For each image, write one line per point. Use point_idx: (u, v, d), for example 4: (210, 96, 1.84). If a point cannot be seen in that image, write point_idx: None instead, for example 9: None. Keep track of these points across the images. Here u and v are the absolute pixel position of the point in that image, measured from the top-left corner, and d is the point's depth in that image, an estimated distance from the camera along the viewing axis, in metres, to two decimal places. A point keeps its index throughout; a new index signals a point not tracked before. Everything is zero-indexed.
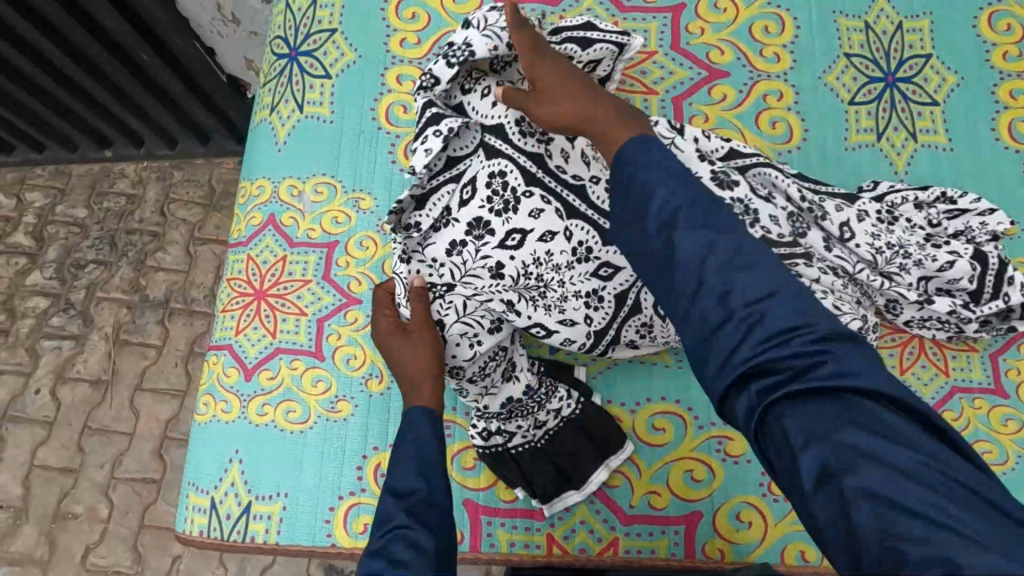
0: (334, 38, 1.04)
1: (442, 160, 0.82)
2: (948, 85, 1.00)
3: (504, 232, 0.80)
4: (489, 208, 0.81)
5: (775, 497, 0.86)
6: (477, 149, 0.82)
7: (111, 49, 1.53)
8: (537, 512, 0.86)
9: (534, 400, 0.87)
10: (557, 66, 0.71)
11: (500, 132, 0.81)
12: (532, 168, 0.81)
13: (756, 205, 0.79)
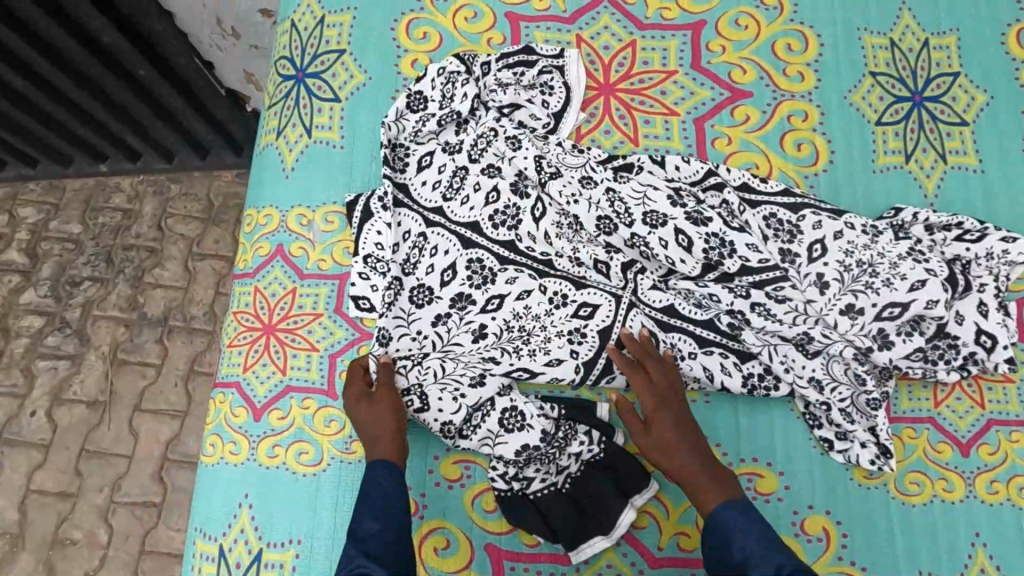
0: (343, 59, 1.00)
1: (415, 248, 0.92)
2: (978, 104, 0.97)
3: (485, 300, 0.89)
4: (469, 284, 0.89)
5: (810, 538, 0.83)
6: (452, 238, 0.92)
7: (108, 64, 1.48)
8: (563, 556, 0.82)
9: (552, 445, 0.83)
10: (672, 421, 0.75)
11: (476, 231, 0.92)
12: (505, 256, 0.90)
13: (727, 266, 0.87)
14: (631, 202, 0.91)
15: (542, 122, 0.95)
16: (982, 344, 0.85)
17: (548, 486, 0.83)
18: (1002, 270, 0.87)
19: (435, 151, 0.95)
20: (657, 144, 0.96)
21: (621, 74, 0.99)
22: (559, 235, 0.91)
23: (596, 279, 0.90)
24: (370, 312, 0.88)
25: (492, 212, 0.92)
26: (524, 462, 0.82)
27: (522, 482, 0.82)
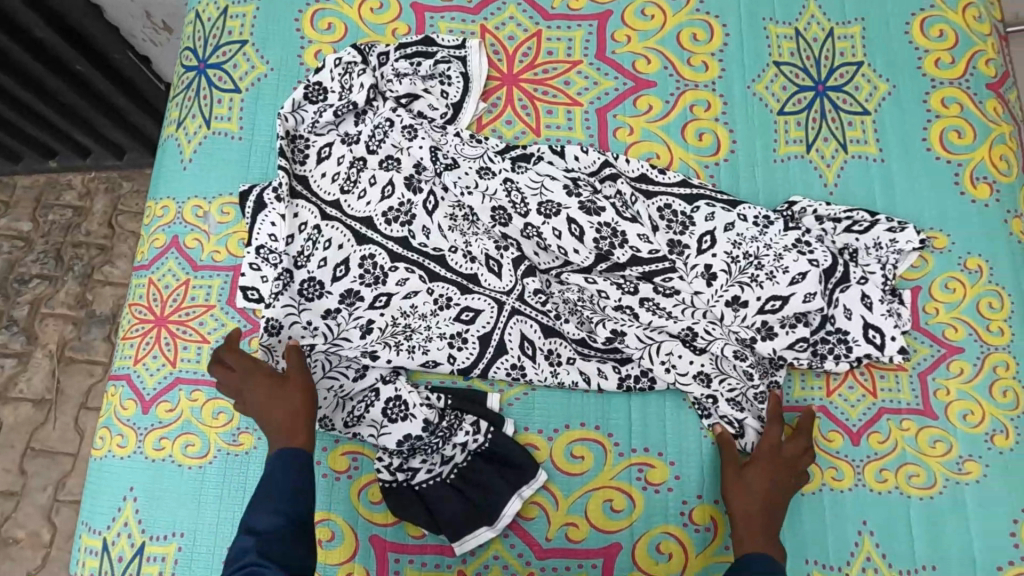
0: (245, 50, 0.99)
1: (310, 240, 0.91)
2: (881, 92, 0.97)
3: (373, 297, 0.89)
4: (360, 282, 0.90)
5: (698, 527, 0.83)
6: (346, 233, 0.92)
7: (44, 59, 1.43)
8: (449, 548, 0.82)
9: (436, 436, 0.84)
10: (762, 481, 0.78)
11: (369, 226, 0.92)
12: (397, 252, 0.91)
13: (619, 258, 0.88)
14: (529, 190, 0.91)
15: (440, 113, 0.95)
16: (869, 333, 0.85)
17: (433, 476, 0.83)
18: (890, 260, 0.88)
19: (334, 142, 0.95)
20: (558, 134, 0.96)
21: (525, 64, 0.99)
22: (453, 229, 0.92)
23: (488, 278, 0.90)
24: (257, 304, 0.88)
25: (387, 207, 0.92)
26: (409, 452, 0.83)
27: (405, 471, 0.82)
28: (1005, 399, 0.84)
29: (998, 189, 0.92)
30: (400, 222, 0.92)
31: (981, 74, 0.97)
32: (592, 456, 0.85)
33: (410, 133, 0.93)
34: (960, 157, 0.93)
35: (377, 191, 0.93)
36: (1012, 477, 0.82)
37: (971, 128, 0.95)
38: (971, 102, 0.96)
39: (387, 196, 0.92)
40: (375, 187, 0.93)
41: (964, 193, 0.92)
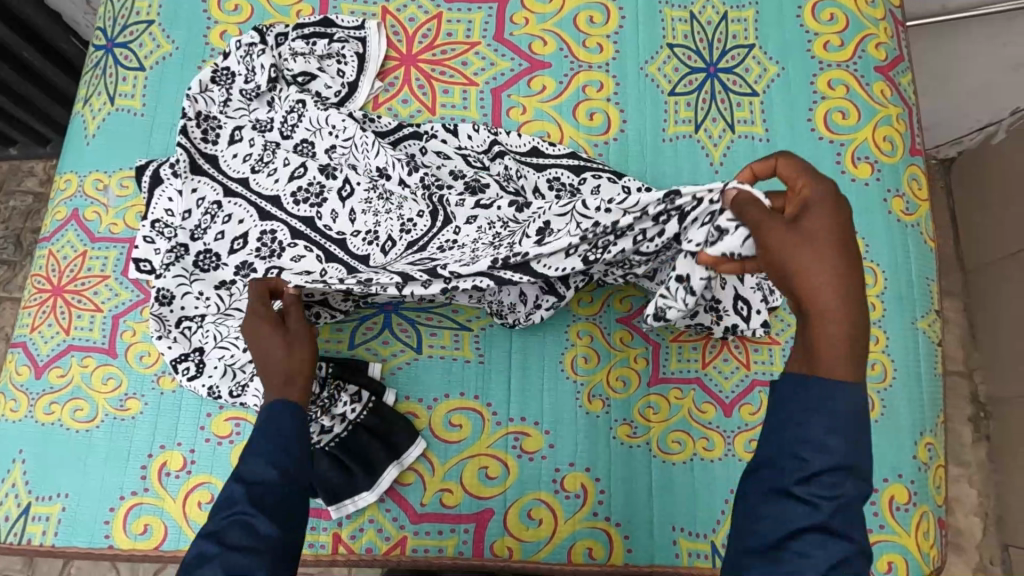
0: (152, 29, 1.02)
1: (208, 214, 0.91)
2: (770, 74, 0.99)
3: (264, 269, 0.88)
4: (257, 255, 0.89)
5: (568, 494, 0.84)
6: (250, 209, 0.91)
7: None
8: (325, 512, 0.84)
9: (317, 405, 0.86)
10: (819, 221, 0.54)
11: (276, 204, 0.91)
12: (299, 230, 0.90)
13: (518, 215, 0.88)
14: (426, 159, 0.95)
15: (334, 91, 0.97)
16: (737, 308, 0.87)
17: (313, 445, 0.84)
18: None
19: (244, 126, 0.95)
20: (453, 113, 0.98)
21: (424, 45, 1.01)
22: (365, 210, 0.91)
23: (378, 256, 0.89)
24: (148, 275, 0.89)
25: (296, 186, 0.92)
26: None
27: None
28: (873, 372, 0.86)
29: (879, 168, 0.94)
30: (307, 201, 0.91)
31: (870, 56, 0.99)
32: (469, 424, 0.87)
33: (322, 116, 0.94)
34: (843, 137, 0.95)
35: (286, 168, 0.92)
36: (875, 449, 0.84)
37: (856, 109, 0.96)
38: (857, 84, 0.98)
39: (294, 173, 0.92)
40: (285, 165, 0.92)
41: (845, 171, 0.94)
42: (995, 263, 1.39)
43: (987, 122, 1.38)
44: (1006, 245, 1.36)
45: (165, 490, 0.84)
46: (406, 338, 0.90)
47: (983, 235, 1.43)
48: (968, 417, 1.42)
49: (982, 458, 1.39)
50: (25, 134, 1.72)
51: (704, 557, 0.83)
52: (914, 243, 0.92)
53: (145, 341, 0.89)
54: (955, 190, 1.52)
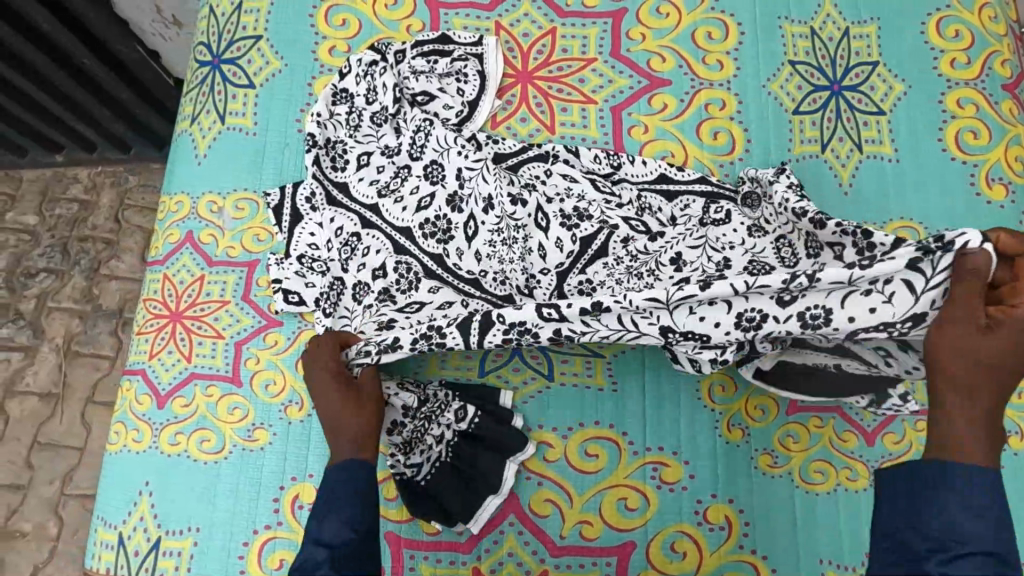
0: (259, 45, 0.99)
1: (346, 245, 0.89)
2: (896, 92, 0.97)
3: (405, 302, 0.86)
4: (394, 285, 0.87)
5: (712, 526, 0.83)
6: (385, 242, 0.89)
7: (46, 49, 1.34)
8: (463, 545, 0.83)
9: (419, 420, 0.82)
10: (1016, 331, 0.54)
11: (408, 235, 0.89)
12: (430, 265, 0.88)
13: (647, 245, 0.85)
14: (558, 178, 0.92)
15: (455, 111, 0.94)
16: None
17: (433, 462, 0.83)
18: None
19: (372, 152, 0.93)
20: (573, 132, 0.96)
21: (539, 62, 0.99)
22: (490, 252, 0.87)
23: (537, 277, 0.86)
24: (299, 307, 0.87)
25: (424, 217, 0.89)
26: (408, 445, 0.81)
27: (405, 467, 0.81)
28: (1019, 400, 0.84)
29: (1013, 190, 0.92)
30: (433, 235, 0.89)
31: (997, 74, 0.97)
32: (606, 454, 0.85)
33: (449, 136, 0.92)
34: (975, 158, 0.93)
35: (410, 199, 0.91)
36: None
37: (987, 128, 0.94)
38: (986, 102, 0.95)
39: (423, 203, 0.90)
40: (410, 195, 0.91)
41: (979, 193, 0.92)
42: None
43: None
44: None
45: (299, 524, 0.82)
46: (537, 365, 0.88)
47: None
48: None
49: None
50: (71, 139, 1.64)
51: None
52: None
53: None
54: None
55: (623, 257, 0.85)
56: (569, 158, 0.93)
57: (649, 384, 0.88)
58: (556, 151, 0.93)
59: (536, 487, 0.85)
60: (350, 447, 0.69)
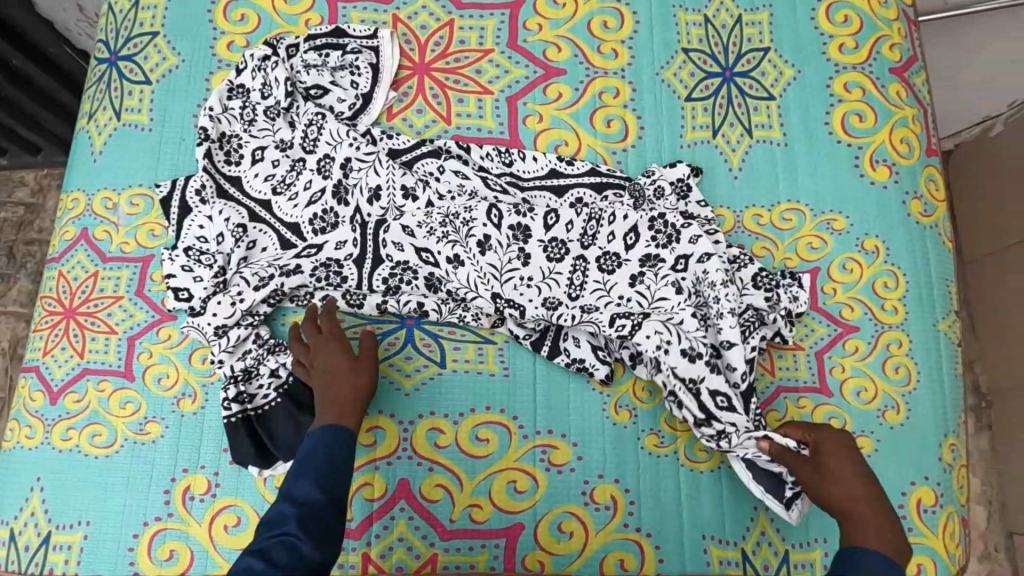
0: (156, 41, 0.99)
1: (233, 237, 0.91)
2: (786, 78, 0.98)
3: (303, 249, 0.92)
4: (276, 240, 0.92)
5: (597, 506, 0.84)
6: (274, 237, 0.92)
7: None
8: (354, 531, 0.84)
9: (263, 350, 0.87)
10: (836, 465, 0.69)
11: (295, 231, 0.92)
12: (317, 263, 0.91)
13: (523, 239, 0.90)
14: (457, 204, 0.91)
15: (348, 104, 0.95)
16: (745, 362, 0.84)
17: (275, 391, 0.85)
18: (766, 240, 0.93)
19: (267, 146, 0.94)
20: (468, 123, 0.97)
21: (436, 53, 1.00)
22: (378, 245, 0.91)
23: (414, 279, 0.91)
24: (187, 304, 0.88)
25: (313, 213, 0.92)
26: (243, 378, 0.85)
27: (242, 397, 0.84)
28: (896, 376, 0.87)
29: (897, 171, 0.95)
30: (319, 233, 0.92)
31: (884, 58, 0.99)
32: (496, 438, 0.87)
33: (342, 130, 0.93)
34: (861, 141, 0.95)
35: (298, 200, 0.93)
36: (899, 453, 0.84)
37: (873, 112, 0.96)
38: (873, 86, 0.97)
39: (314, 200, 0.92)
40: (300, 194, 0.93)
41: (863, 175, 0.94)
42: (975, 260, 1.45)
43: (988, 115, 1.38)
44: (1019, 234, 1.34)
45: (190, 515, 0.83)
46: (429, 353, 0.89)
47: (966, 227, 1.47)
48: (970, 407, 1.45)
49: (985, 447, 1.43)
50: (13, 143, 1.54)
51: (734, 564, 0.83)
52: (933, 245, 0.94)
53: (204, 344, 0.88)
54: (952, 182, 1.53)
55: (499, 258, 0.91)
56: (457, 151, 0.94)
57: (539, 370, 0.89)
58: (450, 147, 0.94)
59: (427, 472, 0.86)
60: (331, 413, 0.75)
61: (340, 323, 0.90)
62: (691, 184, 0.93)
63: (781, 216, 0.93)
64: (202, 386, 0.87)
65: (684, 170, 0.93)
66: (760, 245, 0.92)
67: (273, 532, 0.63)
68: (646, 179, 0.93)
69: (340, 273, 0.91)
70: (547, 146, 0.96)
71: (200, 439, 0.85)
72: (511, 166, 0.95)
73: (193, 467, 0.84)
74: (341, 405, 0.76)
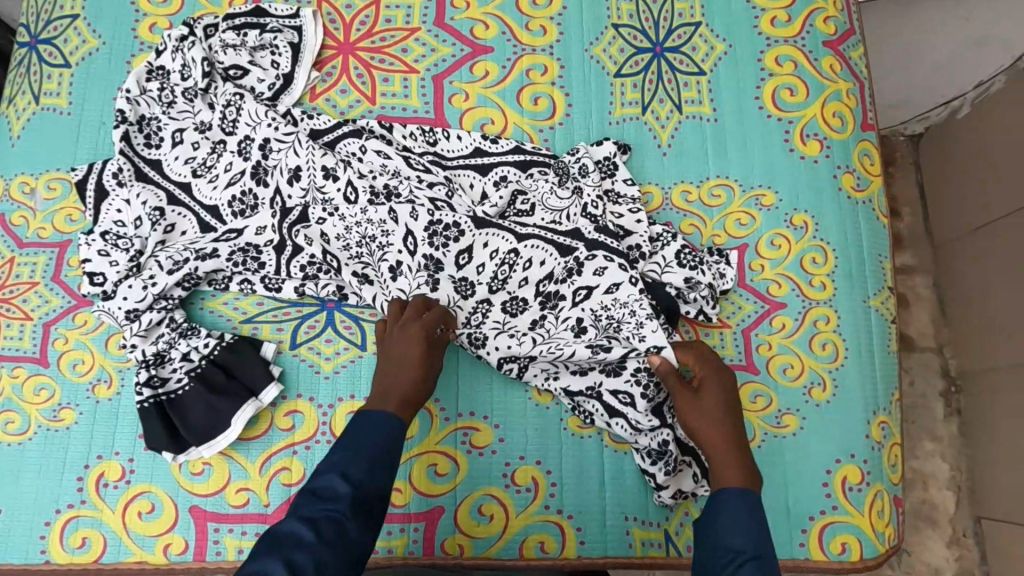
0: (76, 24, 0.97)
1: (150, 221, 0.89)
2: (717, 52, 0.97)
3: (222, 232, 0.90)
4: (196, 224, 0.91)
5: (519, 488, 0.83)
6: (193, 220, 0.91)
7: None
8: (271, 516, 0.82)
9: (176, 334, 0.86)
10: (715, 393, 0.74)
11: (215, 214, 0.91)
12: (236, 247, 0.89)
13: (446, 219, 0.88)
14: (375, 205, 0.89)
15: (268, 84, 0.93)
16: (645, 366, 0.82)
17: (185, 375, 0.83)
18: (693, 217, 0.91)
19: (186, 128, 0.93)
20: (393, 102, 0.95)
21: (362, 32, 0.98)
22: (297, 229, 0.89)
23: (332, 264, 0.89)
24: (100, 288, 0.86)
25: (232, 195, 0.91)
26: (156, 362, 0.84)
27: (153, 381, 0.83)
28: (824, 352, 0.85)
29: (829, 145, 0.93)
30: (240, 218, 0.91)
31: (818, 31, 0.97)
32: (417, 421, 0.85)
33: (260, 110, 0.91)
34: (791, 115, 0.93)
35: (217, 183, 0.91)
36: (824, 431, 0.83)
37: (804, 85, 0.94)
38: (805, 59, 0.95)
39: (233, 182, 0.91)
40: (219, 177, 0.91)
41: (793, 150, 0.92)
42: (962, 239, 1.36)
43: (951, 96, 1.33)
44: (982, 216, 1.29)
45: (103, 502, 0.82)
46: (350, 335, 0.88)
47: (953, 206, 1.38)
48: (939, 391, 1.38)
49: (954, 433, 1.35)
50: None
51: (656, 545, 0.82)
52: (865, 220, 0.91)
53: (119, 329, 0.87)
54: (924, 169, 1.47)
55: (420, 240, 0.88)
56: (379, 131, 0.93)
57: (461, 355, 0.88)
58: (372, 128, 0.93)
59: None
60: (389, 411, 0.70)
61: (259, 306, 0.89)
62: (616, 160, 0.91)
63: (709, 192, 0.91)
64: (118, 372, 0.86)
65: (610, 147, 0.91)
66: (688, 222, 0.91)
67: (322, 505, 0.60)
68: (570, 155, 0.91)
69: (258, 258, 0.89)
70: (473, 125, 0.95)
71: (115, 424, 0.84)
72: (434, 145, 0.93)
73: (108, 454, 0.83)
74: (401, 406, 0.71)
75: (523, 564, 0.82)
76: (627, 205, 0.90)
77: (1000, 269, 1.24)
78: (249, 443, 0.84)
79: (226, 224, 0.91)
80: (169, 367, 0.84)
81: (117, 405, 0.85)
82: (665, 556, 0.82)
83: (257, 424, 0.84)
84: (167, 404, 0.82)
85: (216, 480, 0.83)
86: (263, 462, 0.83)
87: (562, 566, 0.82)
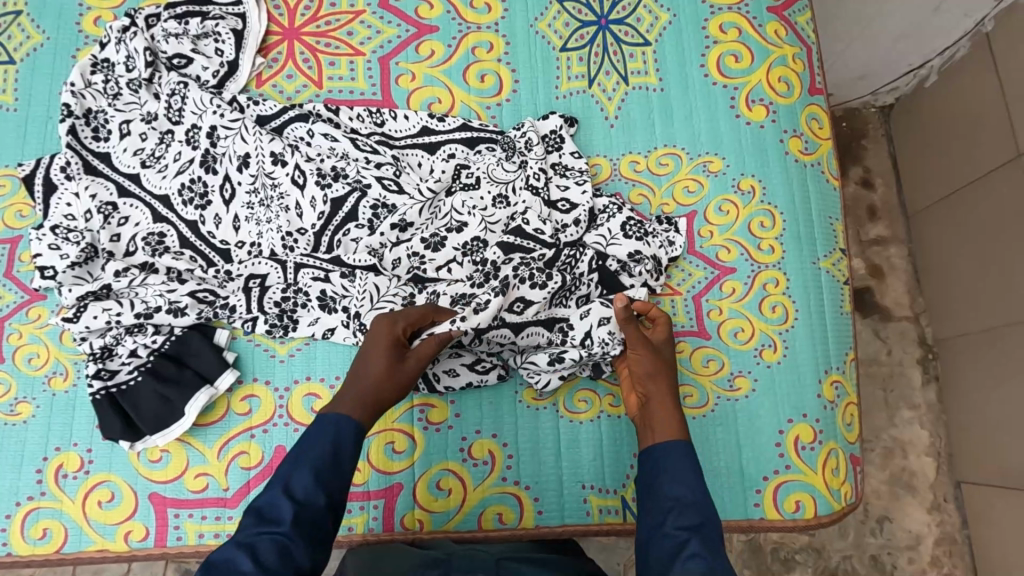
0: (19, 20, 0.97)
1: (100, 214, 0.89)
2: (661, 22, 0.97)
3: (172, 222, 0.90)
4: (144, 215, 0.90)
5: (476, 461, 0.84)
6: (145, 211, 0.90)
7: None
8: (230, 500, 0.82)
9: (124, 329, 0.85)
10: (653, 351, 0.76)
11: (165, 203, 0.90)
12: (188, 237, 0.90)
13: (396, 197, 0.88)
14: (323, 186, 0.88)
15: (212, 72, 0.94)
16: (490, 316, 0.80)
17: (136, 370, 0.83)
18: (643, 185, 0.91)
19: (133, 120, 0.93)
20: (340, 85, 0.95)
21: (307, 17, 0.98)
22: (248, 216, 0.90)
23: (282, 250, 0.89)
24: (48, 282, 0.86)
25: (182, 182, 0.91)
26: (103, 355, 0.83)
27: (102, 374, 0.82)
28: (774, 315, 0.86)
29: (775, 110, 0.93)
30: (189, 208, 0.90)
31: None
32: None
33: (205, 98, 0.91)
34: (735, 81, 0.94)
35: (165, 174, 0.91)
36: (777, 393, 0.84)
37: (748, 51, 0.95)
38: (749, 25, 0.96)
39: (182, 171, 0.91)
40: (168, 168, 0.91)
41: (739, 115, 0.93)
42: (941, 203, 1.32)
43: (918, 64, 1.27)
44: (948, 184, 1.30)
45: (63, 493, 0.82)
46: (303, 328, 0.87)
47: (925, 172, 1.36)
48: (916, 359, 1.36)
49: (931, 400, 1.34)
50: None
51: (614, 512, 0.83)
52: (814, 183, 0.92)
53: None
54: (897, 139, 1.44)
55: (366, 220, 0.88)
56: (324, 113, 0.92)
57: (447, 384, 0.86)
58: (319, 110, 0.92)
59: None
60: (355, 404, 0.67)
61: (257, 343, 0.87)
62: (563, 132, 0.92)
63: (657, 161, 0.92)
64: (73, 364, 0.86)
65: (557, 121, 0.92)
66: (637, 192, 0.91)
67: (264, 528, 0.56)
68: (515, 130, 0.91)
69: (212, 246, 0.90)
70: (420, 104, 0.95)
71: (73, 415, 0.84)
72: (382, 126, 0.93)
73: (65, 445, 0.83)
74: (364, 401, 0.68)
75: (483, 536, 0.82)
76: (574, 178, 0.90)
77: (987, 229, 1.20)
78: (207, 428, 0.84)
79: (175, 213, 0.90)
80: (119, 361, 0.84)
81: (73, 396, 0.85)
82: (623, 522, 0.82)
83: (215, 410, 0.85)
84: (118, 397, 0.82)
85: (175, 466, 0.83)
86: (221, 446, 0.84)
87: (522, 536, 0.83)
